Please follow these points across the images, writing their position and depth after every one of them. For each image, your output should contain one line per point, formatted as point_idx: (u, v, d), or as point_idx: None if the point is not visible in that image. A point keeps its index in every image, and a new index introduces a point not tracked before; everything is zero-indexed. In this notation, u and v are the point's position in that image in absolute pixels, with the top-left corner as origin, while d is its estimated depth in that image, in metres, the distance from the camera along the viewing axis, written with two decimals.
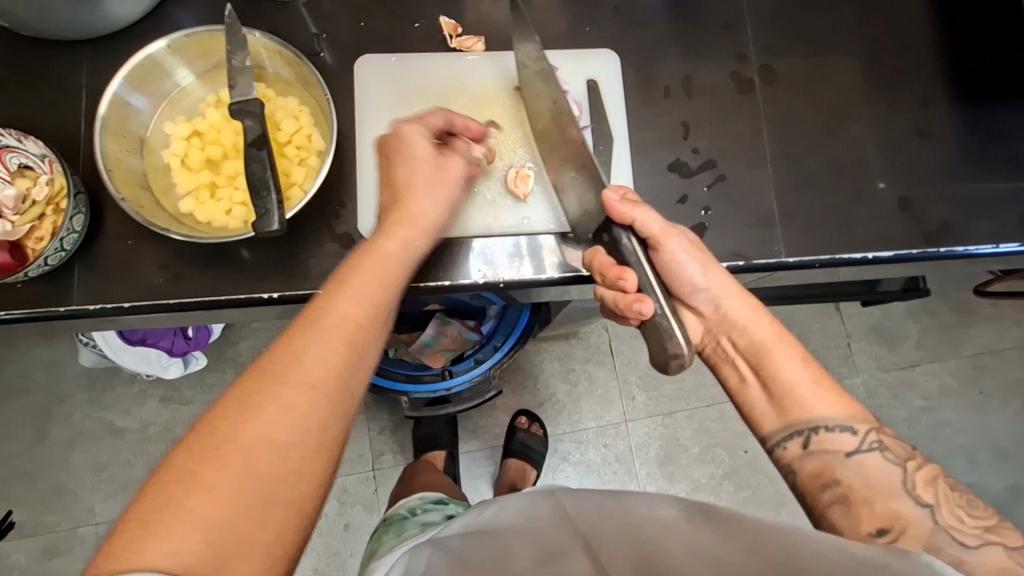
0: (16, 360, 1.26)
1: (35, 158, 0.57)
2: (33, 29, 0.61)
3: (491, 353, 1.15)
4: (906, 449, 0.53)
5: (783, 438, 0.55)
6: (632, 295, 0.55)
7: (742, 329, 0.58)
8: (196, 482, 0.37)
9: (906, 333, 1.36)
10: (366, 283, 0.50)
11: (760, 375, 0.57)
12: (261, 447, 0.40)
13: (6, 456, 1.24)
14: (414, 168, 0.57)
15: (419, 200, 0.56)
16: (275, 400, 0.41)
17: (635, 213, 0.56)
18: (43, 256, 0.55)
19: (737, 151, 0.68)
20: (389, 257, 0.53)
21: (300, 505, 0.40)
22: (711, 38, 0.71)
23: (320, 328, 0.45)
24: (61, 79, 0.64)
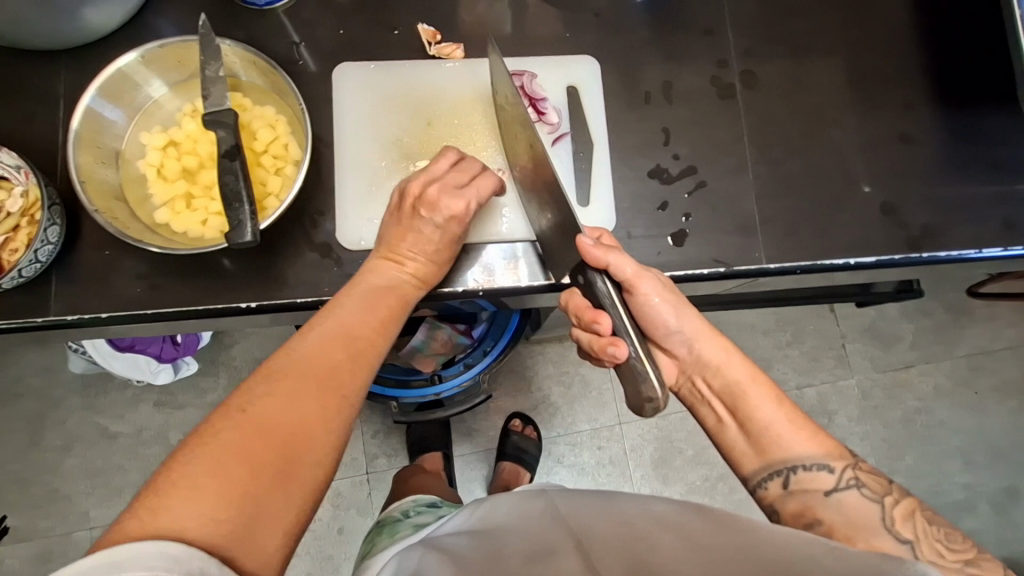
0: (10, 365, 1.27)
1: (11, 169, 0.57)
2: (9, 39, 0.60)
3: (481, 357, 1.16)
4: (882, 484, 0.54)
5: (763, 478, 0.56)
6: (607, 338, 0.56)
7: (716, 370, 0.60)
8: (228, 451, 0.39)
9: (901, 334, 1.35)
10: (382, 298, 0.55)
11: (736, 417, 0.59)
12: (273, 426, 0.42)
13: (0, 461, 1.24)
14: (450, 239, 0.59)
15: (439, 262, 0.60)
16: (305, 387, 0.45)
17: (608, 257, 0.57)
18: (21, 267, 0.55)
19: (719, 157, 0.68)
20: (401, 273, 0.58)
21: (316, 490, 0.43)
22: (693, 43, 0.70)
23: (345, 331, 0.50)
24: (40, 89, 0.64)
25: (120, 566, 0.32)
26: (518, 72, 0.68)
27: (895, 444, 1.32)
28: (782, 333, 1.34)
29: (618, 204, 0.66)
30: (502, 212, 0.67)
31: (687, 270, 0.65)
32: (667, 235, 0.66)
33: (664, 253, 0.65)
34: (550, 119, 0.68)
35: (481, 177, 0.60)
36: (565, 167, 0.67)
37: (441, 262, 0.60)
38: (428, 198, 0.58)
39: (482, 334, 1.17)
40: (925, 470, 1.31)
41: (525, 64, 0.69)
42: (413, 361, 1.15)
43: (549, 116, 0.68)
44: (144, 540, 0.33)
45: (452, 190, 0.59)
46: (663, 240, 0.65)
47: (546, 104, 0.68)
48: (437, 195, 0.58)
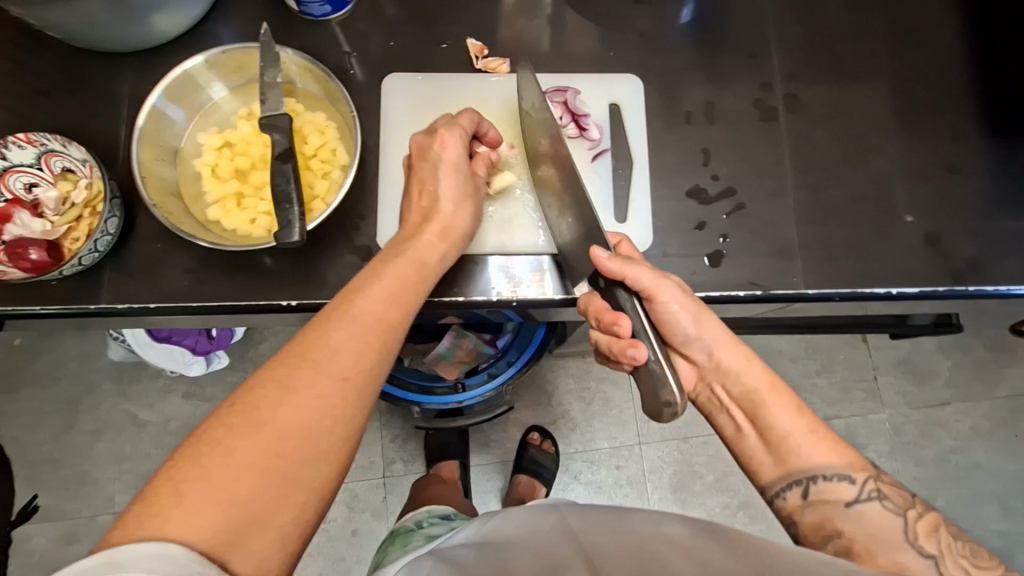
0: (51, 349, 1.32)
1: (77, 163, 0.61)
2: (84, 42, 0.64)
3: (504, 368, 1.18)
4: (905, 498, 0.53)
5: (782, 488, 0.55)
6: (626, 340, 0.55)
7: (736, 377, 0.59)
8: (228, 455, 0.40)
9: (936, 370, 1.31)
10: (398, 284, 0.53)
11: (755, 424, 0.58)
12: (274, 429, 0.42)
13: (34, 441, 1.29)
14: (456, 177, 0.61)
15: (457, 206, 0.61)
16: (303, 384, 0.44)
17: (625, 270, 0.56)
18: (79, 258, 0.58)
19: (759, 179, 0.68)
20: (417, 258, 0.56)
21: (318, 489, 0.43)
22: (737, 65, 0.71)
23: (356, 323, 0.49)
24: (106, 89, 0.68)
25: (119, 567, 0.33)
26: (561, 89, 0.69)
27: (927, 483, 1.27)
28: (811, 361, 1.31)
29: (655, 222, 0.66)
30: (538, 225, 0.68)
31: (722, 292, 0.64)
32: (704, 255, 0.65)
33: (700, 273, 0.65)
34: (591, 136, 0.68)
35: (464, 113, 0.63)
36: (603, 185, 0.67)
37: (456, 206, 0.61)
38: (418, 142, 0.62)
39: (506, 346, 1.20)
40: (958, 513, 1.26)
41: (568, 81, 0.70)
42: (437, 368, 1.18)
43: (590, 133, 0.68)
44: (146, 541, 0.35)
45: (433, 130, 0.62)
46: (699, 259, 0.65)
47: (588, 120, 0.68)
48: (424, 138, 0.62)
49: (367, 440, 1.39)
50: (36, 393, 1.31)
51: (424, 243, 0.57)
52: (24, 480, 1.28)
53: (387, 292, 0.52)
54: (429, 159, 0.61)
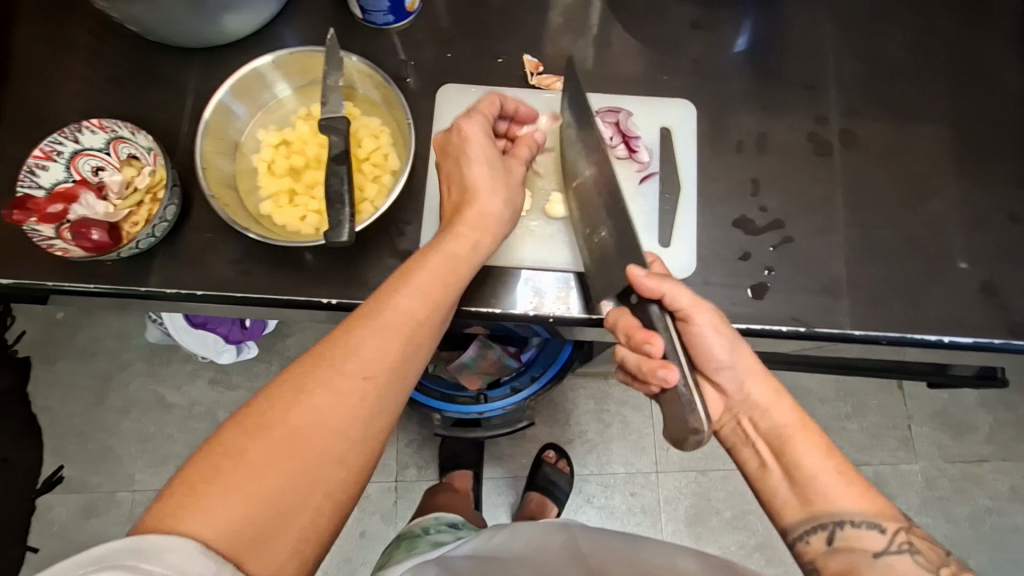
0: (89, 325, 1.37)
1: (142, 150, 0.63)
2: (159, 37, 0.67)
3: (527, 383, 1.18)
4: (938, 554, 0.51)
5: (806, 531, 0.54)
6: (658, 360, 0.53)
7: (764, 411, 0.58)
8: (247, 454, 0.40)
9: (976, 424, 1.26)
10: (432, 283, 0.52)
11: (781, 462, 0.56)
12: (294, 430, 0.42)
13: (64, 414, 1.33)
14: (486, 165, 0.60)
15: (490, 194, 0.59)
16: (326, 386, 0.44)
17: (662, 287, 0.54)
18: (144, 237, 0.60)
19: (808, 213, 0.66)
20: (454, 253, 0.55)
21: (339, 491, 0.43)
22: (792, 97, 0.70)
23: (385, 322, 0.48)
24: (174, 82, 0.70)
25: (141, 558, 0.35)
26: (613, 109, 0.68)
27: (959, 543, 1.21)
28: (842, 404, 1.27)
29: (699, 249, 0.65)
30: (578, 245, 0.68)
31: (765, 325, 0.63)
32: (746, 287, 0.64)
33: (742, 304, 0.63)
34: (640, 157, 0.67)
35: (486, 100, 0.63)
36: (649, 208, 0.66)
37: (489, 196, 0.58)
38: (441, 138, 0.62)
39: (530, 360, 1.20)
40: None
41: (621, 103, 0.69)
42: (460, 377, 1.17)
43: (640, 154, 0.67)
44: (164, 536, 0.36)
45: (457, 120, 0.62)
46: (741, 290, 0.64)
47: (638, 142, 0.67)
48: (446, 133, 0.62)
49: None
50: (71, 367, 1.35)
51: (462, 237, 0.56)
52: (52, 451, 1.32)
53: (420, 290, 0.51)
54: (455, 151, 0.60)
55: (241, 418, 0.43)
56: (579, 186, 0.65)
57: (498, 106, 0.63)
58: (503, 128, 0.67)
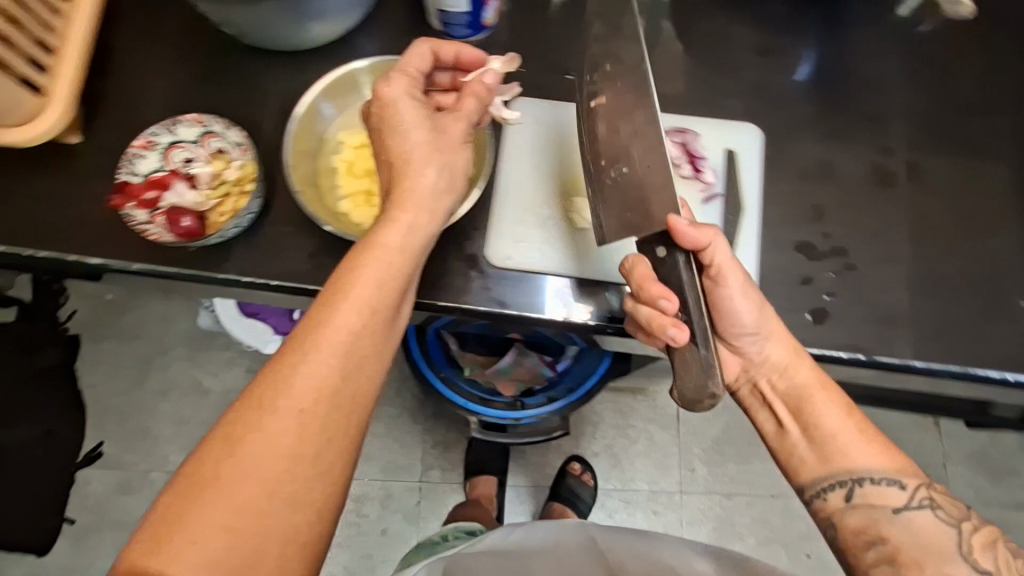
0: (135, 309, 1.44)
1: (231, 145, 0.68)
2: (251, 38, 0.71)
3: (563, 393, 1.20)
4: (960, 510, 0.57)
5: (825, 488, 0.60)
6: (669, 318, 0.57)
7: (785, 374, 0.62)
8: (205, 496, 0.46)
9: (1016, 469, 1.23)
10: (367, 293, 0.52)
11: (800, 421, 0.62)
12: (244, 466, 0.47)
13: (108, 392, 1.40)
14: (419, 128, 0.57)
15: (422, 166, 0.57)
16: (268, 421, 0.48)
17: (704, 240, 0.57)
18: (233, 224, 0.64)
19: (871, 242, 0.67)
20: (391, 253, 0.54)
21: (306, 504, 0.49)
22: (857, 127, 0.70)
23: (318, 345, 0.50)
24: (257, 80, 0.73)
25: None
26: (682, 129, 0.70)
27: None
28: None
29: (760, 271, 0.66)
30: None
31: (824, 349, 0.64)
32: (806, 311, 0.64)
33: (802, 328, 0.64)
34: (705, 178, 0.69)
35: (410, 59, 0.60)
36: (711, 228, 0.67)
37: (419, 172, 0.56)
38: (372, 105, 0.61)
39: (565, 369, 1.20)
40: None
41: (689, 123, 0.71)
42: (496, 382, 1.21)
43: (705, 175, 0.68)
44: None
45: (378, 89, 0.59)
46: (801, 314, 0.64)
47: (704, 163, 0.69)
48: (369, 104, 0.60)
49: (411, 441, 1.43)
50: (117, 348, 1.42)
51: (398, 234, 0.55)
52: (93, 427, 1.38)
53: (357, 302, 0.52)
54: (382, 116, 0.58)
55: (193, 460, 0.47)
56: (597, 109, 0.63)
57: (422, 62, 0.60)
58: (446, 79, 0.66)
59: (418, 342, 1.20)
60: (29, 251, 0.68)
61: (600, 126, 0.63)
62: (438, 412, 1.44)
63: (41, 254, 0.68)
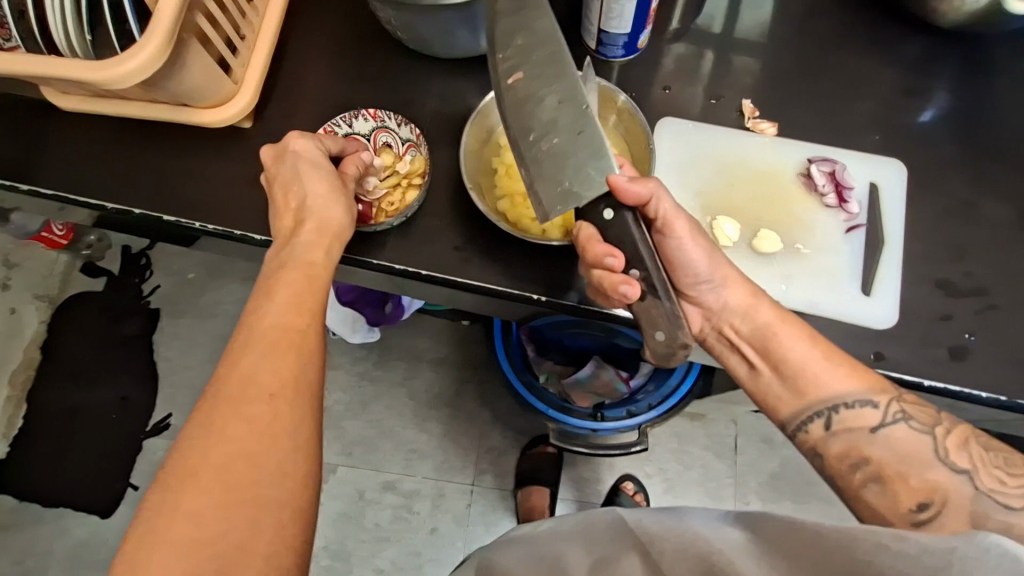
0: (215, 290, 1.51)
1: (398, 141, 0.76)
2: (423, 45, 0.76)
3: (644, 409, 1.20)
4: (930, 415, 0.57)
5: (803, 422, 0.61)
6: (620, 276, 0.60)
7: (745, 316, 0.64)
8: (184, 500, 0.48)
9: None
10: (297, 290, 0.59)
11: (768, 360, 0.63)
12: (217, 464, 0.49)
13: (181, 366, 1.47)
14: (318, 170, 0.65)
15: (328, 200, 0.64)
16: (230, 419, 0.51)
17: (644, 191, 0.60)
18: (402, 214, 0.70)
19: (1014, 286, 0.67)
20: (310, 255, 0.62)
21: (292, 477, 0.51)
22: (1003, 171, 0.72)
23: (259, 342, 0.55)
24: (421, 83, 0.78)
25: None
26: (829, 159, 0.73)
27: None
28: None
29: (901, 304, 0.67)
30: (782, 281, 0.70)
31: (965, 387, 0.64)
32: (946, 347, 0.65)
33: (942, 364, 0.65)
34: (850, 209, 0.72)
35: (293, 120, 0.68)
36: (851, 258, 0.70)
37: (328, 203, 0.64)
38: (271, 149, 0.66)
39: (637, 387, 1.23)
40: None
41: (836, 155, 0.73)
42: (571, 393, 1.25)
43: (850, 206, 0.72)
44: None
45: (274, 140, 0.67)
46: (940, 350, 0.65)
47: (851, 194, 0.72)
48: (273, 150, 0.66)
49: (466, 444, 1.45)
50: (196, 324, 1.49)
51: (318, 241, 0.62)
52: (165, 398, 1.45)
53: (293, 299, 0.58)
54: (289, 160, 0.65)
55: (161, 479, 0.49)
56: (516, 85, 0.64)
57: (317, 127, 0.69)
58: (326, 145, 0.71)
59: (503, 340, 1.26)
60: (199, 224, 0.74)
61: (525, 99, 0.64)
62: (496, 417, 1.46)
63: (210, 227, 0.74)
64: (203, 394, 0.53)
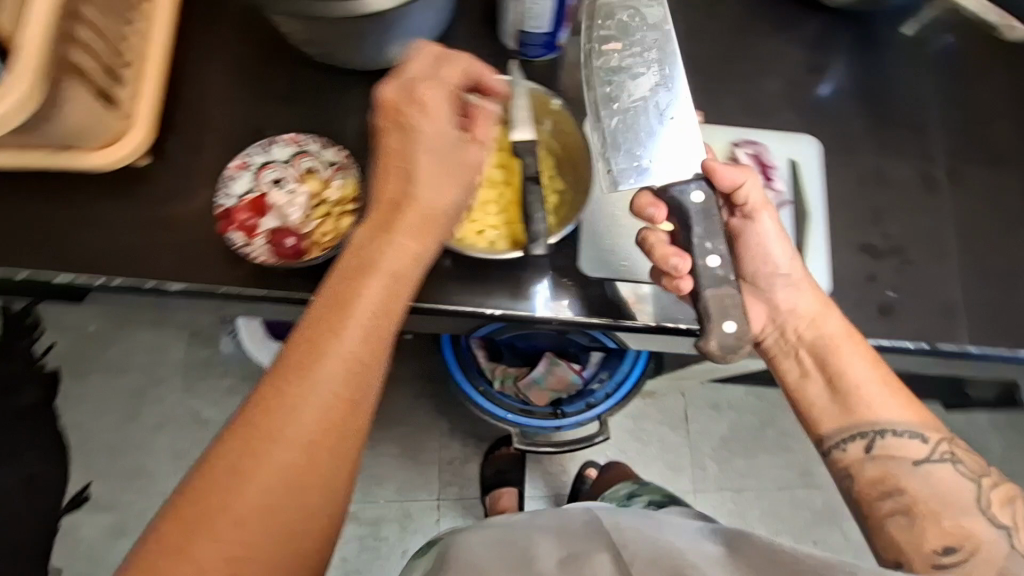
0: (124, 339, 1.36)
1: (323, 164, 0.68)
2: (336, 59, 0.71)
3: (601, 399, 1.21)
4: (979, 467, 0.60)
5: (843, 439, 0.63)
6: (672, 250, 0.64)
7: (812, 322, 0.66)
8: (202, 542, 0.42)
9: (989, 446, 1.36)
10: (372, 318, 0.48)
11: (825, 371, 0.65)
12: (247, 507, 0.43)
13: (96, 430, 1.31)
14: (435, 141, 0.53)
15: (435, 188, 0.52)
16: (269, 458, 0.44)
17: (738, 179, 0.64)
18: (339, 245, 0.65)
19: (924, 242, 0.74)
20: (392, 270, 0.50)
21: (317, 534, 0.46)
22: (900, 136, 0.78)
23: (316, 373, 0.46)
24: (339, 99, 0.73)
25: None
26: (751, 141, 0.76)
27: None
28: None
29: (833, 271, 0.72)
30: None
31: (895, 342, 0.69)
32: (874, 306, 0.70)
33: (874, 323, 0.70)
34: (776, 186, 0.75)
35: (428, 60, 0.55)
36: None
37: (434, 189, 0.52)
38: (394, 91, 0.54)
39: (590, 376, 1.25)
40: None
41: (756, 136, 0.76)
42: (529, 393, 1.24)
43: (776, 183, 0.75)
44: None
45: (405, 94, 0.54)
46: (869, 310, 0.70)
47: (775, 172, 0.75)
48: (398, 98, 0.54)
49: (427, 459, 1.41)
50: (106, 380, 1.34)
51: (402, 251, 0.51)
52: (80, 468, 1.29)
53: (363, 329, 0.48)
54: (397, 125, 0.53)
55: (179, 503, 0.43)
56: None
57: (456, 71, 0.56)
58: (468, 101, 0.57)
59: (452, 350, 1.22)
60: (101, 280, 0.66)
61: None
62: (454, 426, 1.43)
63: (114, 282, 0.66)
64: (242, 410, 0.45)
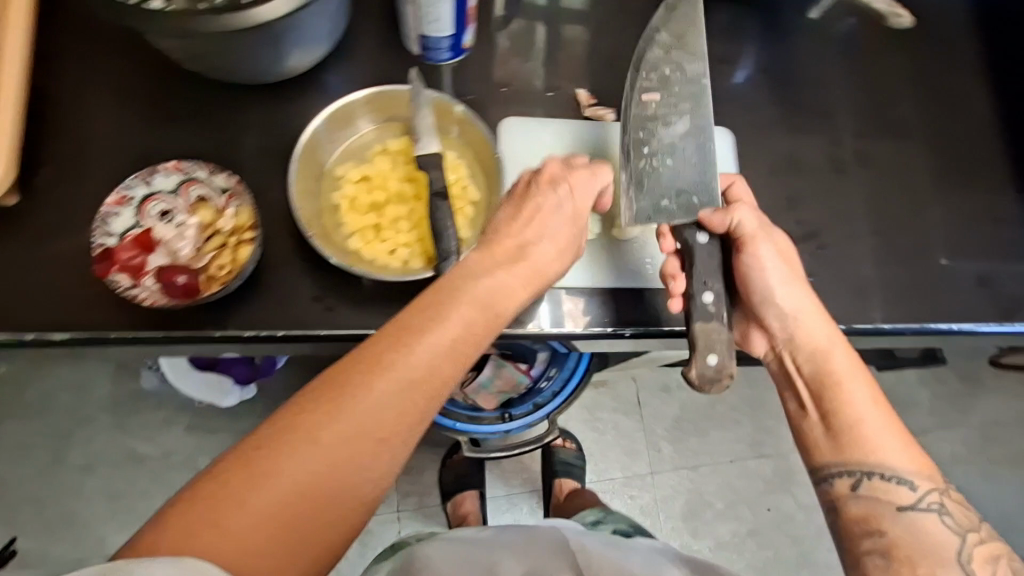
0: (37, 382, 1.24)
1: (215, 191, 0.64)
2: (222, 74, 0.65)
3: (549, 398, 1.20)
4: (970, 521, 0.57)
5: (836, 472, 0.59)
6: (673, 272, 0.65)
7: (812, 352, 0.62)
8: (251, 494, 0.41)
9: (918, 401, 1.44)
10: (464, 337, 0.49)
11: (821, 406, 0.61)
12: (306, 472, 0.42)
13: (16, 481, 1.21)
14: (561, 223, 0.59)
15: (560, 258, 0.58)
16: (336, 430, 0.43)
17: (728, 219, 0.63)
18: (237, 276, 0.60)
19: (837, 224, 0.76)
20: (494, 308, 0.52)
21: (344, 531, 0.44)
22: (810, 120, 0.79)
23: (403, 370, 0.46)
24: (232, 115, 0.68)
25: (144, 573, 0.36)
26: None
27: None
28: None
29: None
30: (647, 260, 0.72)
31: None
32: None
33: None
34: None
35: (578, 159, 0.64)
36: None
37: (556, 258, 0.58)
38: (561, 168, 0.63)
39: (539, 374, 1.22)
40: None
41: None
42: (477, 398, 1.21)
43: None
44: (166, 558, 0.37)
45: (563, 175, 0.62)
46: None
47: None
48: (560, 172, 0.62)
49: None
50: (21, 427, 1.23)
51: (504, 293, 0.53)
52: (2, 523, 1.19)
53: (448, 345, 0.48)
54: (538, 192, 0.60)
55: (240, 449, 0.43)
56: None
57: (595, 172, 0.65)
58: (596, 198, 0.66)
59: None
60: None
61: None
62: None
63: None
64: (324, 376, 0.45)
